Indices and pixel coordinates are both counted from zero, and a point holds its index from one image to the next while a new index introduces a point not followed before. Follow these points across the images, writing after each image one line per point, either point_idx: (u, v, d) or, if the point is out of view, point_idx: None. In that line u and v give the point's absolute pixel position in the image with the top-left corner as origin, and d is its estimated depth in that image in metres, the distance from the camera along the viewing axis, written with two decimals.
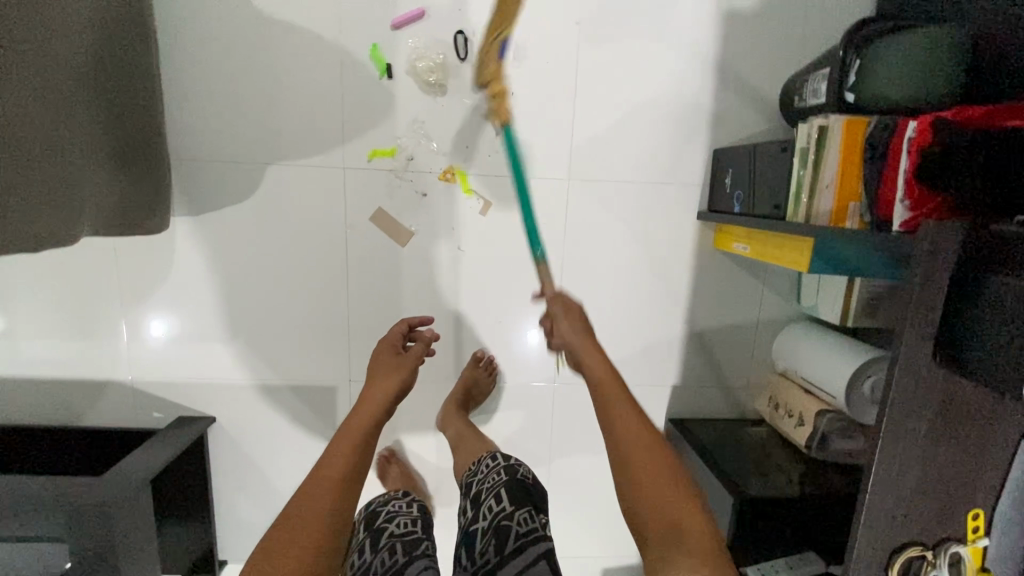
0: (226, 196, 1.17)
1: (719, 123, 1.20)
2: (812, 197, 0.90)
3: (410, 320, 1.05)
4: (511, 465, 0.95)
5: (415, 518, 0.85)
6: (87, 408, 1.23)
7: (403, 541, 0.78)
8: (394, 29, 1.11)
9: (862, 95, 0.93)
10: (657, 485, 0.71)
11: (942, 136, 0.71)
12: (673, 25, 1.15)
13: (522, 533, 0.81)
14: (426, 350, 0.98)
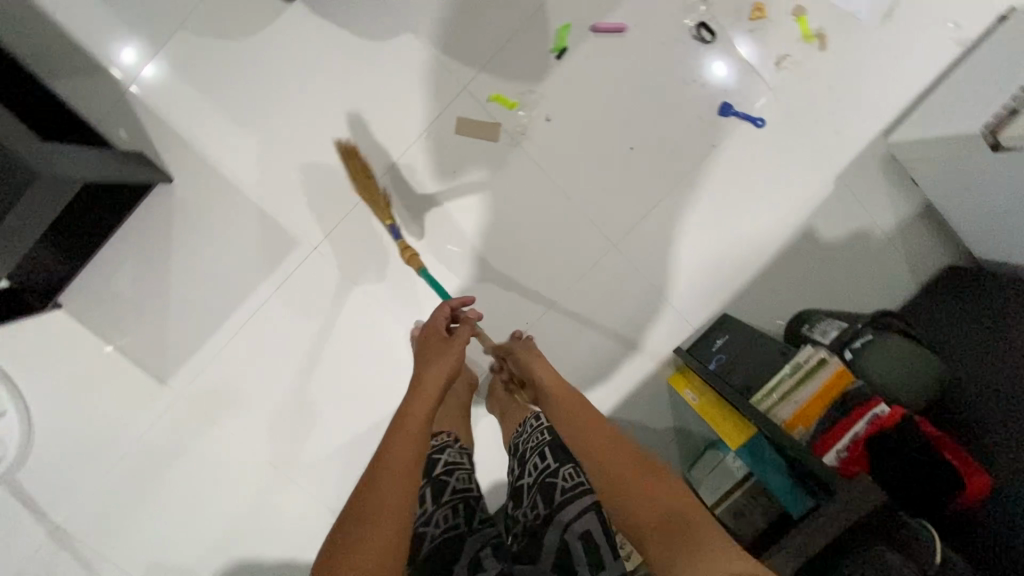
0: (353, 22, 1.14)
1: (742, 297, 1.34)
2: (780, 400, 1.02)
3: (451, 303, 1.07)
4: (553, 425, 1.02)
5: (469, 474, 0.99)
6: (69, 76, 1.11)
7: (465, 501, 0.94)
8: (591, 29, 1.18)
9: (856, 358, 1.10)
10: (639, 507, 0.74)
11: (901, 430, 0.90)
12: (769, 205, 1.30)
13: (567, 489, 0.90)
14: (472, 329, 1.03)
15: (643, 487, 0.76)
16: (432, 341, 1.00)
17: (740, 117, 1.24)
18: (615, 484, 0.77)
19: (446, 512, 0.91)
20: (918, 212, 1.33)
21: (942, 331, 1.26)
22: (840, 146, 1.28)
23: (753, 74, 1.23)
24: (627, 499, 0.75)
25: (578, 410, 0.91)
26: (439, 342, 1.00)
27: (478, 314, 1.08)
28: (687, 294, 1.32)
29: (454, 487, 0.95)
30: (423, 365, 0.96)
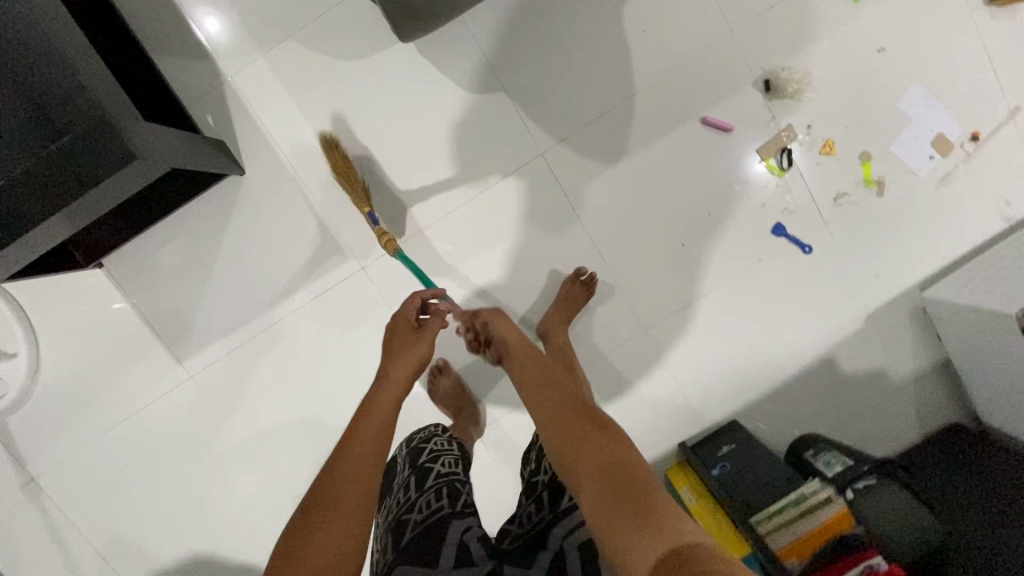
0: (451, 69, 1.18)
1: (752, 406, 1.37)
2: (778, 528, 1.04)
3: (423, 294, 1.03)
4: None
5: (455, 459, 1.07)
6: (172, 56, 1.15)
7: (450, 485, 0.96)
8: (701, 120, 1.23)
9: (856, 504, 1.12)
10: (588, 491, 0.66)
11: None
12: (797, 326, 1.34)
13: (571, 484, 0.91)
14: (442, 325, 1.01)
15: (574, 461, 0.70)
16: (403, 333, 0.97)
17: (790, 239, 1.29)
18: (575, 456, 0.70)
19: (431, 496, 0.92)
20: (936, 365, 1.38)
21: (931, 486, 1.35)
22: (876, 287, 1.33)
23: (810, 203, 1.28)
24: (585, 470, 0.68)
25: (550, 377, 0.85)
26: (409, 333, 0.97)
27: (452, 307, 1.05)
28: (700, 391, 1.35)
29: (439, 473, 1.00)
30: (394, 348, 0.95)
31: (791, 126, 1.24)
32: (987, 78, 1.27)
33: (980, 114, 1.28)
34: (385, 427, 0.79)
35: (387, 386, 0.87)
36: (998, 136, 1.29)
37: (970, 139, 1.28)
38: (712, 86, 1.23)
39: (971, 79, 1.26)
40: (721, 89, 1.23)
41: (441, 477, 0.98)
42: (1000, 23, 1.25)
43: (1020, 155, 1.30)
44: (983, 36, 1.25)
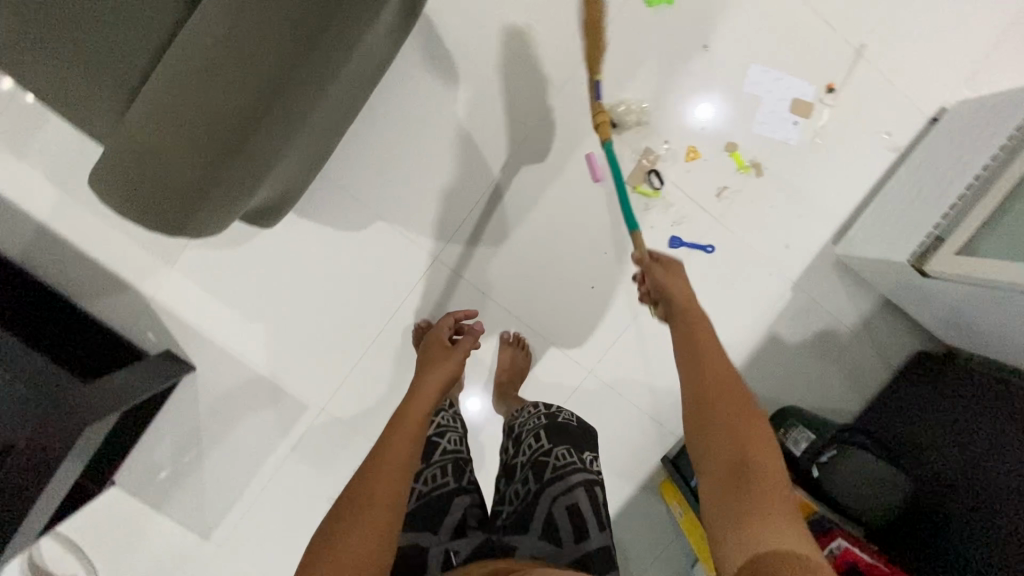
0: (330, 218, 1.30)
1: None
2: None
3: (456, 317, 1.19)
4: (552, 411, 1.03)
5: (460, 436, 1.03)
6: (99, 297, 1.31)
7: (457, 461, 0.96)
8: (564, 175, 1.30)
9: (827, 481, 1.17)
10: (719, 457, 0.79)
11: None
12: (731, 318, 1.39)
13: (558, 467, 0.93)
14: (473, 343, 1.13)
15: (739, 449, 0.79)
16: (437, 351, 1.11)
17: (690, 246, 1.34)
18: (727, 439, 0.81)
19: (438, 470, 0.95)
20: (878, 308, 1.40)
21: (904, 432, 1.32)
22: (791, 256, 1.37)
23: (697, 207, 1.33)
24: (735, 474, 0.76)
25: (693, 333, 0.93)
26: (442, 352, 1.10)
27: (479, 327, 1.17)
28: (662, 407, 1.41)
29: (445, 448, 0.99)
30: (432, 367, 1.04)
31: (650, 148, 1.30)
32: (822, 30, 1.28)
33: (828, 66, 1.29)
34: (415, 436, 0.85)
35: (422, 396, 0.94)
36: (853, 79, 1.30)
37: (827, 92, 1.30)
38: (565, 141, 1.30)
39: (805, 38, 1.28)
40: (573, 140, 1.30)
41: (448, 450, 0.98)
42: None
43: (881, 87, 1.31)
44: None
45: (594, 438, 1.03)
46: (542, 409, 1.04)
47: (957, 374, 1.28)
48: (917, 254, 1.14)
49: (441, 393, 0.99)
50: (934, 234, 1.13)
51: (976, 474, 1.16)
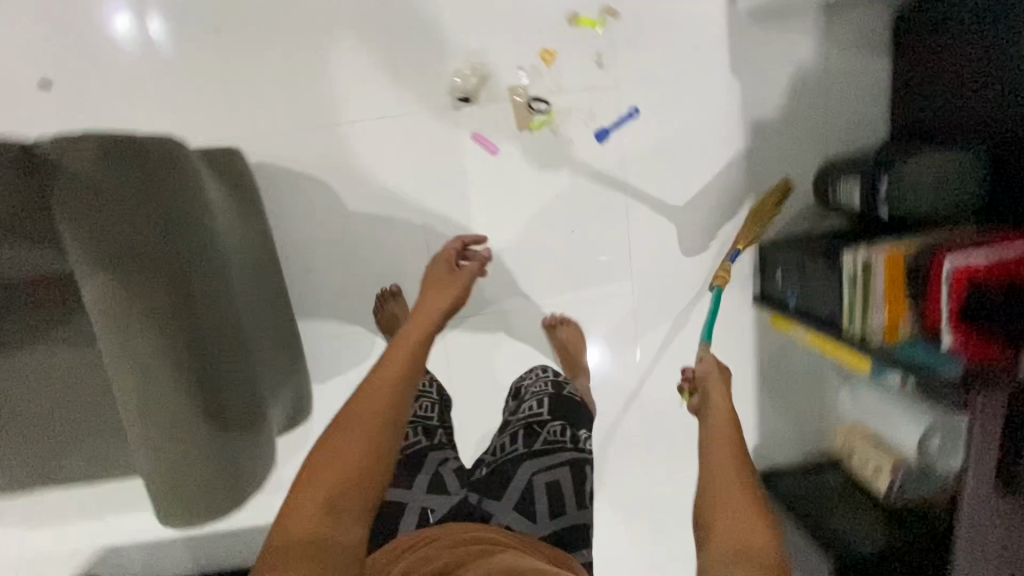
0: (342, 365, 1.34)
1: (759, 219, 1.34)
2: (865, 317, 1.04)
3: (463, 239, 1.16)
4: (557, 382, 1.16)
5: (434, 403, 1.13)
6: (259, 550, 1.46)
7: (427, 423, 1.08)
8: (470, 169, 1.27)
9: (897, 193, 1.04)
10: (725, 529, 0.73)
11: (973, 292, 0.89)
12: (705, 145, 1.29)
13: (552, 441, 1.01)
14: (478, 269, 1.09)
15: (740, 463, 0.81)
16: (441, 278, 1.05)
17: (617, 125, 1.26)
18: (721, 442, 0.84)
19: (416, 432, 1.05)
20: (821, 17, 1.25)
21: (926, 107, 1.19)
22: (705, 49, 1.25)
23: (593, 91, 1.25)
24: (712, 494, 0.78)
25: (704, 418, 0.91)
26: (443, 280, 1.04)
27: (486, 255, 1.13)
28: (717, 262, 1.36)
29: (417, 412, 1.10)
30: (434, 292, 1.00)
31: (513, 85, 1.24)
32: None
33: None
34: (380, 409, 0.74)
35: (398, 350, 0.83)
36: None
37: None
38: (446, 146, 1.26)
39: None
40: (452, 138, 1.25)
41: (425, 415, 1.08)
42: None
43: None
44: None
45: (591, 420, 1.11)
46: (551, 381, 1.17)
47: (937, 11, 1.13)
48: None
49: (433, 322, 0.92)
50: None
51: (1000, 97, 1.02)
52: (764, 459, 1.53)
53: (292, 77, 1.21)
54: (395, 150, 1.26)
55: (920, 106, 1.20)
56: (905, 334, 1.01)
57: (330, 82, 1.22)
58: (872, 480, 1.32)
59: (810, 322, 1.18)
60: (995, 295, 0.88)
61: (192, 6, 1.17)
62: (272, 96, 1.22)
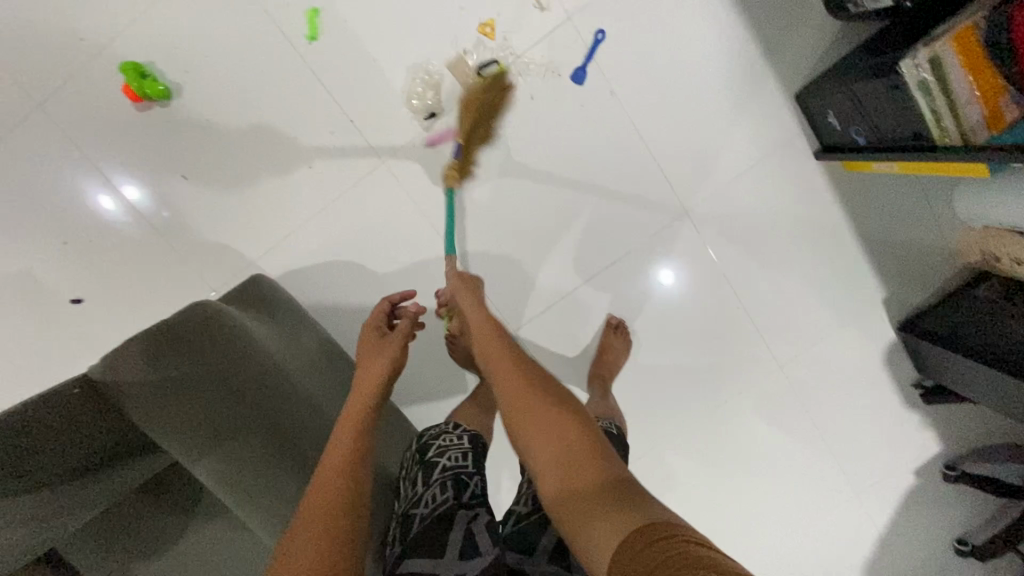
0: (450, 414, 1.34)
1: (782, 72, 1.19)
2: (958, 117, 0.88)
3: (392, 299, 1.06)
4: None
5: (465, 452, 0.92)
6: None
7: (458, 477, 0.85)
8: (471, 178, 1.21)
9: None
10: (543, 432, 0.63)
11: None
12: (687, 28, 1.16)
13: None
14: (412, 320, 1.00)
15: (516, 376, 0.71)
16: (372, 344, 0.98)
17: (590, 58, 1.16)
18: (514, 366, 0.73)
19: (435, 491, 0.83)
20: None
21: None
22: None
23: (551, 35, 1.14)
24: (510, 403, 0.68)
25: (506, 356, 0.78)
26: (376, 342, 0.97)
27: (419, 306, 1.03)
28: (757, 139, 1.23)
29: (445, 466, 0.88)
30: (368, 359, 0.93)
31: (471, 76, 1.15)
32: None
33: None
34: (344, 458, 0.72)
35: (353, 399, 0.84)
36: None
37: None
38: (440, 166, 1.20)
39: None
40: (442, 156, 1.19)
41: (447, 466, 0.87)
42: None
43: None
44: None
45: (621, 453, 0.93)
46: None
47: None
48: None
49: (387, 374, 0.89)
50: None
51: None
52: (903, 306, 1.38)
53: (273, 179, 1.19)
54: (396, 196, 1.20)
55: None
56: (1011, 119, 0.86)
57: (307, 165, 1.19)
58: (1012, 271, 1.23)
59: (891, 150, 1.02)
60: None
61: (161, 163, 1.18)
62: (264, 206, 1.20)
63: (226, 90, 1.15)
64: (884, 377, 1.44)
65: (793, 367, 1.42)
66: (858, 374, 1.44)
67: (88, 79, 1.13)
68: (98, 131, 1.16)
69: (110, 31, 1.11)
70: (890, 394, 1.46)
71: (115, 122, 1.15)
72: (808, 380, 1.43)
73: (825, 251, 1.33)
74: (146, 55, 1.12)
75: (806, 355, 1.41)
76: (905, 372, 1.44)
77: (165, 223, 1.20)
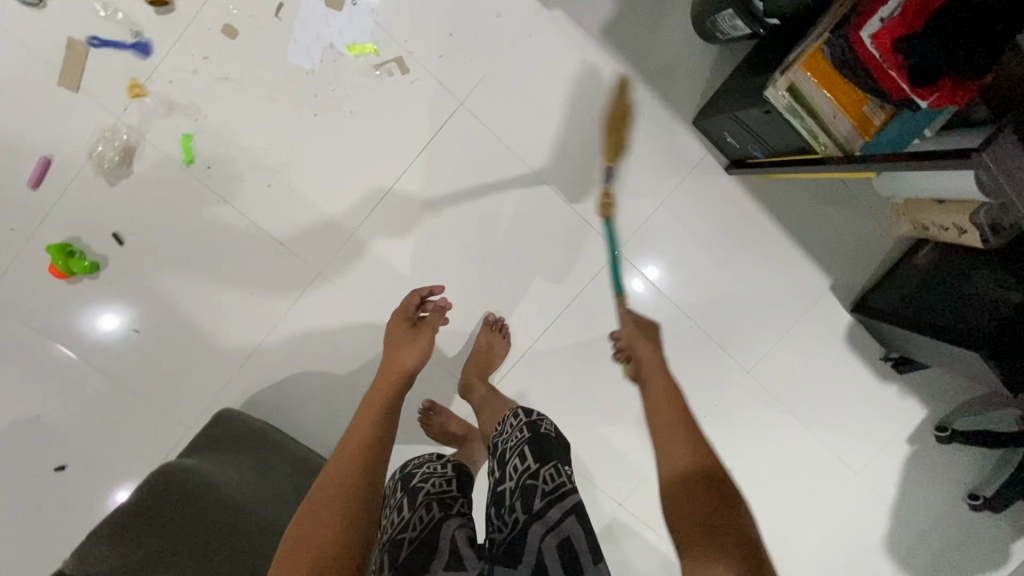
0: None
1: (675, 102, 1.23)
2: (831, 133, 0.91)
3: (420, 291, 1.11)
4: (531, 421, 0.87)
5: (447, 476, 0.85)
6: None
7: (439, 499, 0.78)
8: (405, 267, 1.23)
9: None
10: (678, 445, 0.74)
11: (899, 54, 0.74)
12: (575, 82, 1.20)
13: (548, 490, 0.75)
14: (441, 315, 1.09)
15: (662, 388, 0.83)
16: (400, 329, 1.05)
17: (489, 131, 1.20)
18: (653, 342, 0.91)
19: (418, 514, 0.75)
20: None
21: None
22: (510, 5, 1.15)
23: (450, 121, 1.19)
24: (664, 429, 0.78)
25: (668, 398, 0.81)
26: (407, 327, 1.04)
27: (446, 301, 1.13)
28: (668, 168, 1.28)
29: (418, 491, 0.80)
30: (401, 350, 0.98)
31: (380, 174, 1.20)
32: None
33: None
34: (377, 417, 0.79)
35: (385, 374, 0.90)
36: None
37: None
38: (372, 262, 1.23)
39: None
40: (374, 255, 1.23)
41: (428, 489, 0.79)
42: None
43: None
44: None
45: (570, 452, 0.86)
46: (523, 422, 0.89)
47: None
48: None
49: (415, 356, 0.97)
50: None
51: None
52: (853, 287, 1.41)
53: (221, 314, 1.23)
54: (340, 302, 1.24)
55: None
56: (879, 124, 0.90)
57: (249, 293, 1.22)
58: (958, 240, 1.19)
59: (786, 166, 1.05)
60: (924, 39, 0.71)
61: (109, 326, 1.21)
62: (217, 341, 1.23)
63: (156, 244, 1.18)
64: (853, 357, 1.47)
65: (761, 367, 1.44)
66: (827, 360, 1.46)
67: (17, 264, 1.16)
68: (42, 312, 1.18)
69: (28, 217, 1.14)
70: (862, 372, 1.48)
71: (55, 299, 1.18)
72: (779, 375, 1.45)
73: (760, 252, 1.37)
74: (72, 231, 1.16)
75: (771, 353, 1.43)
76: (872, 348, 1.46)
77: (125, 382, 1.22)
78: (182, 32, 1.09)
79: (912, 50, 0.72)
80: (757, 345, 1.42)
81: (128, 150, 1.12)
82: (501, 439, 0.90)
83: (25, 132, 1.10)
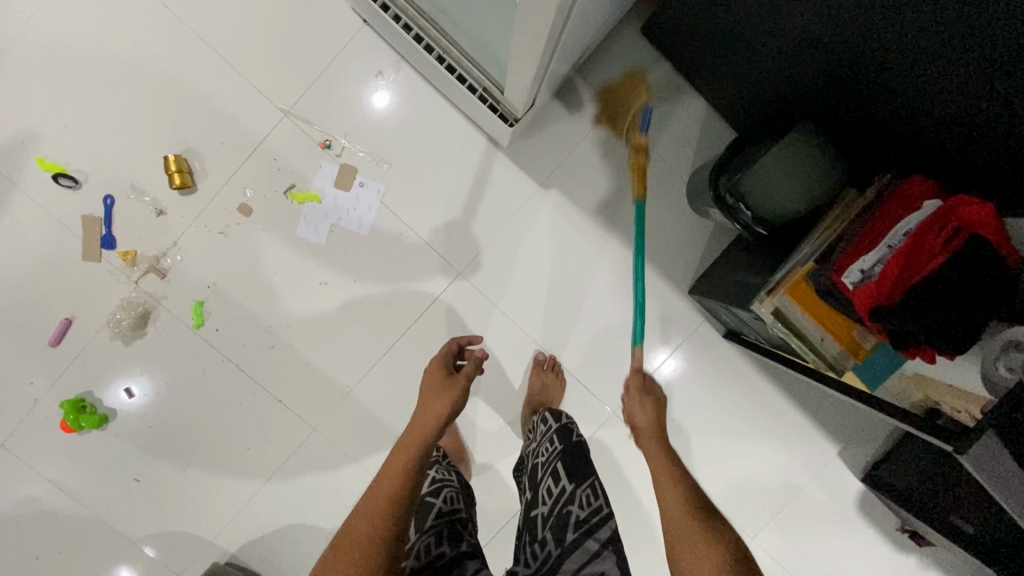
0: None
1: (672, 271, 1.25)
2: (819, 355, 0.89)
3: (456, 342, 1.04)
4: (566, 425, 1.01)
5: (456, 489, 0.96)
6: None
7: (454, 525, 0.89)
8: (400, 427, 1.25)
9: (753, 204, 0.95)
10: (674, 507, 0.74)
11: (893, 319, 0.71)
12: (573, 252, 1.23)
13: (583, 516, 0.87)
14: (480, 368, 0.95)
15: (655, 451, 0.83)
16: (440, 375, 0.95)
17: (487, 298, 1.23)
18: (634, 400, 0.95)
19: (431, 540, 0.85)
20: (581, 85, 1.20)
21: (730, 92, 1.10)
22: (508, 184, 1.21)
23: (448, 288, 1.22)
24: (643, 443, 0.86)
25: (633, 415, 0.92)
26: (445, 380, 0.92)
27: (485, 351, 0.99)
28: (665, 333, 1.28)
29: (441, 511, 0.90)
30: (433, 397, 0.87)
31: (379, 338, 1.23)
32: (262, 149, 1.17)
33: (302, 143, 1.17)
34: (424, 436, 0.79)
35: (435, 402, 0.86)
36: (318, 117, 1.17)
37: (329, 146, 1.18)
38: (367, 420, 1.25)
39: (270, 168, 1.17)
40: (370, 413, 1.25)
41: (441, 511, 0.89)
42: (204, 156, 1.16)
43: (325, 81, 1.17)
44: (225, 173, 1.17)
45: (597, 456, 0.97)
46: (553, 432, 1.01)
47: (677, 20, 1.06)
48: (501, 116, 1.02)
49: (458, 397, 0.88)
50: (479, 92, 1.01)
51: (786, 72, 0.93)
52: (861, 455, 1.35)
53: (221, 465, 1.26)
54: (334, 457, 1.26)
55: (728, 91, 1.09)
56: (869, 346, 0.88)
57: (246, 447, 1.25)
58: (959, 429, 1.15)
59: (782, 359, 1.04)
60: (917, 314, 0.70)
61: (115, 473, 1.24)
62: (217, 490, 1.26)
63: (161, 399, 1.23)
64: (865, 528, 1.38)
65: (765, 533, 1.37)
66: (838, 528, 1.37)
67: (30, 416, 1.21)
68: (50, 460, 1.23)
69: (42, 372, 1.20)
70: (878, 545, 1.39)
71: (63, 449, 1.23)
72: (787, 543, 1.37)
73: (762, 414, 1.33)
74: (84, 386, 1.21)
75: (777, 518, 1.36)
76: (885, 519, 1.38)
77: (128, 526, 1.25)
78: (202, 211, 1.17)
79: (887, 319, 0.72)
80: (761, 508, 1.35)
81: (143, 315, 1.19)
82: (536, 447, 1.03)
83: (51, 297, 1.18)
